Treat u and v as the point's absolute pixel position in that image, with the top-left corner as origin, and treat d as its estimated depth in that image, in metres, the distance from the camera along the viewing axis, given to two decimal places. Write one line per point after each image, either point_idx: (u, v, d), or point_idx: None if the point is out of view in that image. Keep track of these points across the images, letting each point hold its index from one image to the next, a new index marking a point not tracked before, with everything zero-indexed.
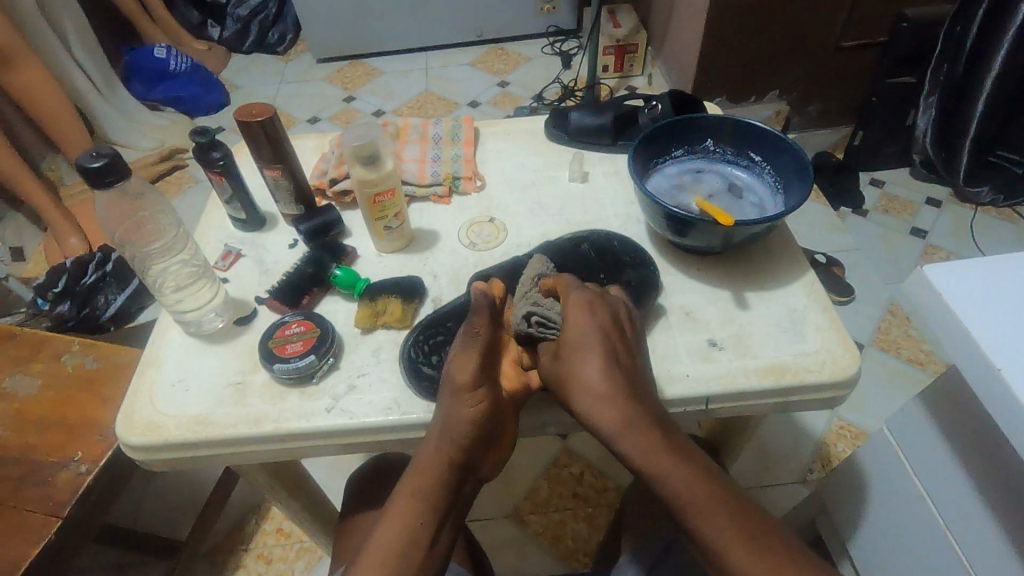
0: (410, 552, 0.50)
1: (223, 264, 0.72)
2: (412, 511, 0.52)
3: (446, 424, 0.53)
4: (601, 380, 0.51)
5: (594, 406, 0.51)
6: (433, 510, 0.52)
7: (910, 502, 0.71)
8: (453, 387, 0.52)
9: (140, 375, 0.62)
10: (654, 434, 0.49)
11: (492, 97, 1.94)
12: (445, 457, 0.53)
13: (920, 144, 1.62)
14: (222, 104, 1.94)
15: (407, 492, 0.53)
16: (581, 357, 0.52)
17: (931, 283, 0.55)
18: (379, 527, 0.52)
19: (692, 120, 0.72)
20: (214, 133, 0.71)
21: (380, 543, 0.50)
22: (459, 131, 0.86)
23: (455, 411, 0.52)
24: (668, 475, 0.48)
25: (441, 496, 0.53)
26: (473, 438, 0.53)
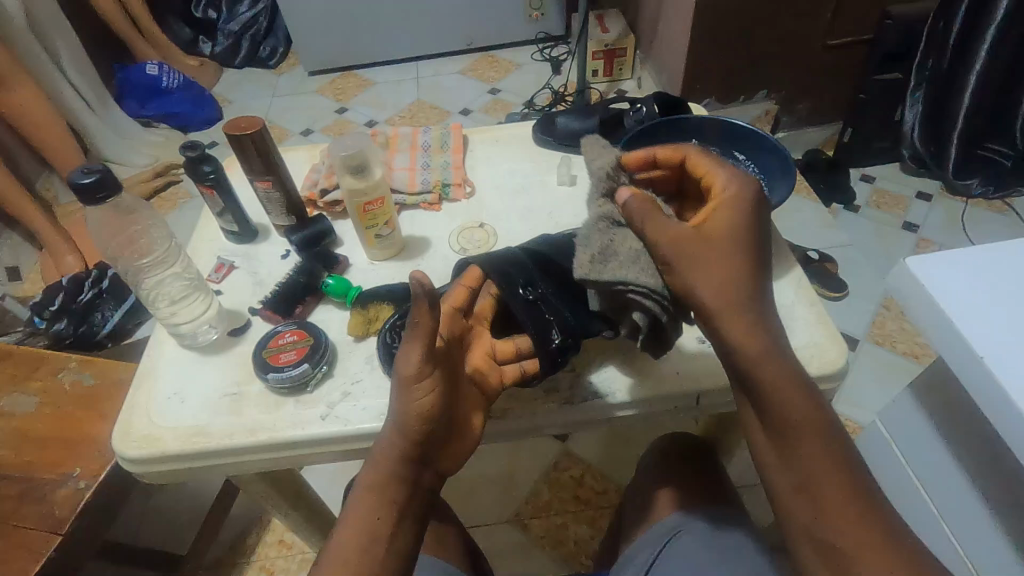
0: (372, 551, 0.49)
1: (216, 276, 0.72)
2: (370, 506, 0.50)
3: (398, 413, 0.50)
4: (734, 296, 0.45)
5: (728, 318, 0.45)
6: (391, 502, 0.50)
7: (906, 493, 0.71)
8: (399, 378, 0.48)
9: (137, 389, 0.63)
10: (782, 365, 0.45)
11: (483, 104, 1.96)
12: (400, 446, 0.51)
13: (908, 138, 1.64)
14: (215, 119, 1.95)
15: (363, 487, 0.51)
16: (712, 263, 0.46)
17: (913, 274, 0.56)
18: (338, 527, 0.51)
19: (675, 122, 0.72)
20: (204, 147, 0.71)
21: (342, 540, 0.50)
22: (448, 138, 0.86)
23: (407, 402, 0.49)
24: (779, 410, 0.44)
25: (400, 489, 0.51)
26: (428, 431, 0.50)
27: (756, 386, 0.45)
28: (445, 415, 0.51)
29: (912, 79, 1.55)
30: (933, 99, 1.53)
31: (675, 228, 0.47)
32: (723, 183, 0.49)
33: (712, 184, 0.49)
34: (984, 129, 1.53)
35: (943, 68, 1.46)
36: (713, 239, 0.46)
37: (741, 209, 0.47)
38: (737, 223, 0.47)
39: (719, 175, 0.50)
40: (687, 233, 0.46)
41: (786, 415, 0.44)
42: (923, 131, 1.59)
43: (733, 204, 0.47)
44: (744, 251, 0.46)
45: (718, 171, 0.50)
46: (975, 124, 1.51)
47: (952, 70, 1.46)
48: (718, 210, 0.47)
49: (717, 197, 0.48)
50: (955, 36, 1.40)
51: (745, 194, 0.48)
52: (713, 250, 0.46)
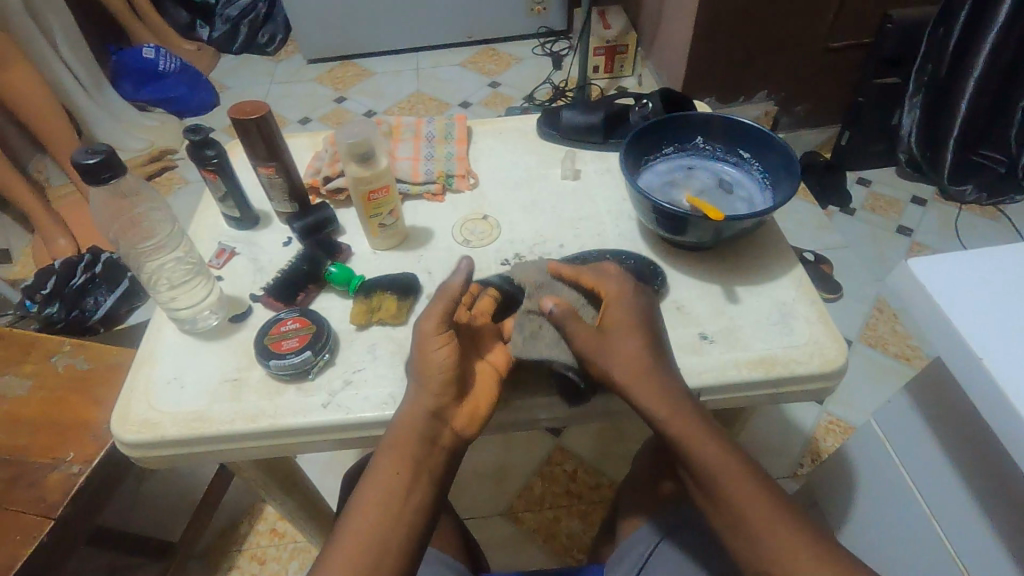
0: (389, 509, 0.51)
1: (217, 261, 0.72)
2: (389, 466, 0.52)
3: (421, 368, 0.53)
4: (642, 363, 0.53)
5: (631, 382, 0.53)
6: (409, 460, 0.52)
7: (896, 491, 0.72)
8: (422, 333, 0.53)
9: (136, 373, 0.62)
10: (698, 420, 0.52)
11: (483, 98, 1.95)
12: (421, 406, 0.53)
13: (906, 144, 1.65)
14: (211, 105, 1.94)
15: (388, 446, 0.53)
16: (615, 344, 0.54)
17: (915, 277, 0.57)
18: (363, 481, 0.53)
19: (682, 117, 0.73)
20: (208, 131, 0.70)
21: (365, 497, 0.52)
22: (451, 129, 0.86)
23: (429, 357, 0.53)
24: (702, 460, 0.51)
25: (420, 447, 0.52)
26: (445, 386, 0.53)
27: (677, 440, 0.52)
28: (461, 377, 0.54)
29: (911, 84, 1.56)
30: (930, 104, 1.54)
31: (578, 330, 0.55)
32: (611, 284, 0.58)
33: (602, 284, 0.58)
34: (980, 134, 1.55)
35: (942, 73, 1.47)
36: (610, 330, 0.55)
37: (630, 300, 0.57)
38: (628, 313, 0.56)
39: (607, 280, 0.58)
40: (584, 329, 0.55)
41: (730, 475, 0.50)
42: (920, 136, 1.60)
43: (619, 301, 0.56)
44: (639, 331, 0.55)
45: (608, 278, 0.58)
46: (972, 129, 1.53)
47: (951, 75, 1.46)
48: (610, 306, 0.56)
49: (608, 295, 0.57)
50: (956, 40, 1.41)
51: (628, 288, 0.58)
52: (608, 339, 0.54)
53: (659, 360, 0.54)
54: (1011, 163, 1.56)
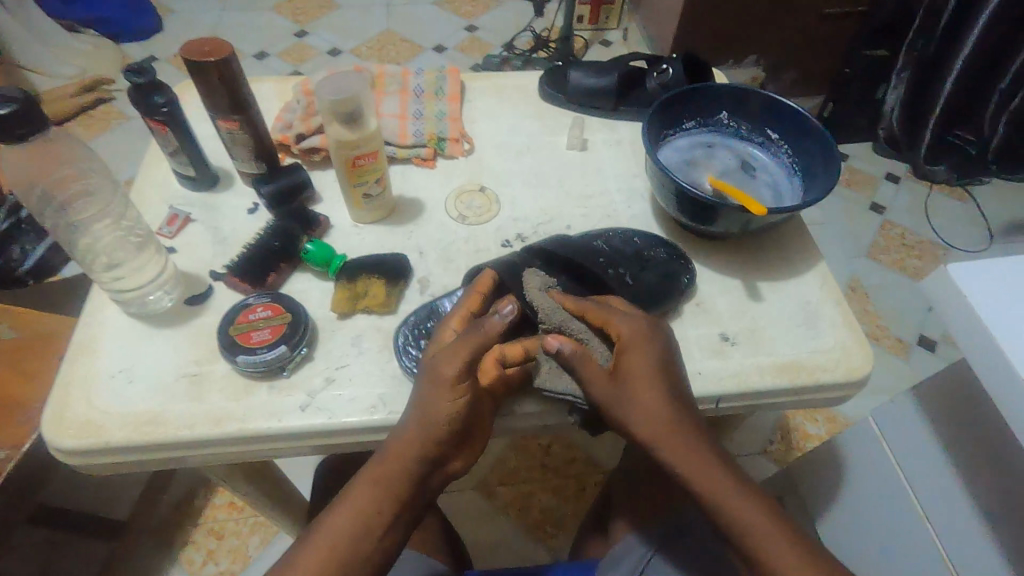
0: (351, 562, 0.44)
1: (169, 230, 0.61)
2: (363, 515, 0.46)
3: (425, 408, 0.47)
4: (663, 415, 0.48)
5: (653, 436, 0.48)
6: (394, 504, 0.47)
7: (882, 489, 0.69)
8: (438, 379, 0.47)
9: (72, 364, 0.53)
10: (714, 460, 0.48)
11: (459, 42, 1.79)
12: (414, 455, 0.47)
13: (888, 120, 1.55)
14: (155, 30, 1.72)
15: (362, 493, 0.46)
16: (636, 389, 0.48)
17: (958, 286, 0.52)
18: (323, 519, 0.46)
19: (708, 89, 0.65)
20: (156, 72, 0.58)
21: (322, 540, 0.45)
22: (443, 84, 0.76)
23: (436, 406, 0.47)
24: (716, 499, 0.47)
25: (402, 499, 0.47)
26: (448, 437, 0.47)
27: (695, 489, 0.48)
28: (468, 421, 0.48)
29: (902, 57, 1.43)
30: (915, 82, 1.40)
31: (591, 374, 0.49)
32: (625, 327, 0.50)
33: (612, 324, 0.50)
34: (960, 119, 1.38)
35: (930, 51, 1.33)
36: (627, 378, 0.49)
37: (649, 346, 0.49)
38: (649, 361, 0.49)
39: (616, 322, 0.50)
40: (597, 374, 0.49)
41: (742, 512, 0.46)
42: (902, 115, 1.46)
43: (642, 344, 0.49)
44: (660, 377, 0.49)
45: (619, 317, 0.50)
46: (950, 113, 1.37)
47: (938, 53, 1.31)
48: (628, 351, 0.49)
49: (621, 337, 0.50)
50: (948, 14, 1.24)
51: (644, 332, 0.50)
52: (628, 387, 0.48)
53: (677, 400, 0.49)
54: (979, 147, 1.40)
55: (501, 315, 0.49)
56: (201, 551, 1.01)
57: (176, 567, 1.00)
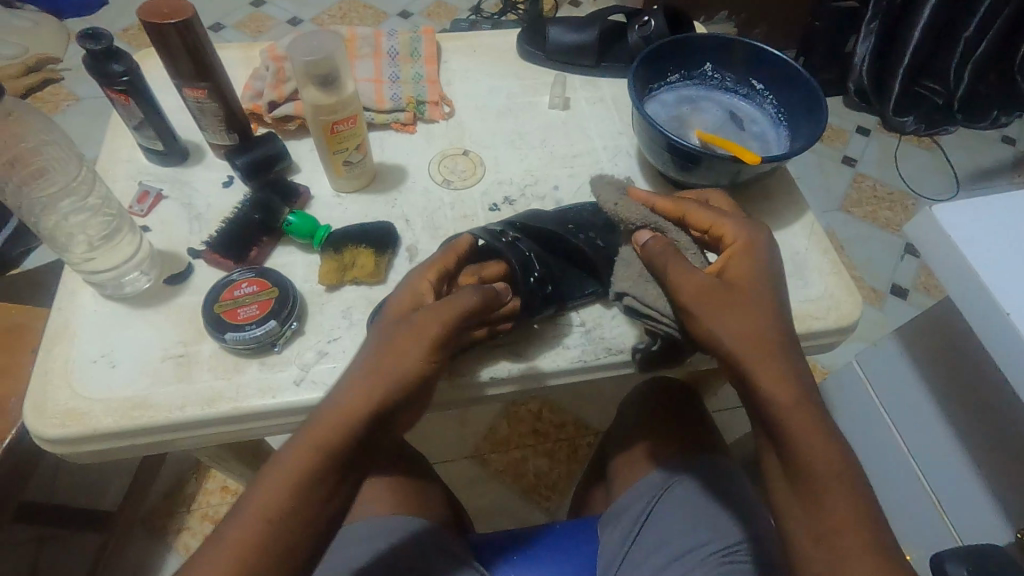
0: (299, 518, 0.40)
1: (140, 208, 0.58)
2: (315, 463, 0.41)
3: (394, 367, 0.43)
4: (767, 331, 0.41)
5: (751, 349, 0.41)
6: (342, 459, 0.42)
7: (870, 426, 0.71)
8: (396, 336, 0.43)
9: (49, 350, 0.50)
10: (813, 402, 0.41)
11: (425, 7, 1.69)
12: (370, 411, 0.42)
13: (857, 71, 1.46)
14: (100, 4, 1.61)
15: (309, 444, 0.41)
16: (735, 307, 0.42)
17: (940, 225, 0.52)
18: (267, 478, 0.41)
19: (692, 40, 0.64)
20: (111, 36, 0.54)
21: (274, 484, 0.40)
22: (418, 44, 0.73)
23: (409, 358, 0.43)
24: (770, 389, 0.40)
25: (354, 450, 0.42)
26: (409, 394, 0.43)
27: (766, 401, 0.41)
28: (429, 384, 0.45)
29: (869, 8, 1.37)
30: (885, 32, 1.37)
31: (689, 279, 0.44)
32: (733, 230, 0.47)
33: (721, 228, 0.47)
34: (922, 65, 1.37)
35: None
36: (736, 279, 0.44)
37: (763, 261, 0.45)
38: (761, 266, 0.44)
39: (728, 227, 0.47)
40: (710, 279, 0.43)
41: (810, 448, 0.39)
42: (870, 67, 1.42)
43: (750, 254, 0.45)
44: (769, 294, 0.43)
45: (728, 220, 0.48)
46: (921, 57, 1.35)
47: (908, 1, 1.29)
48: (735, 254, 0.45)
49: (731, 243, 0.46)
50: None
51: (757, 235, 0.46)
52: (733, 298, 0.43)
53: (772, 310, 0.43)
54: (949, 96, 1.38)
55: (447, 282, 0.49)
56: (197, 537, 0.98)
57: (171, 555, 0.97)
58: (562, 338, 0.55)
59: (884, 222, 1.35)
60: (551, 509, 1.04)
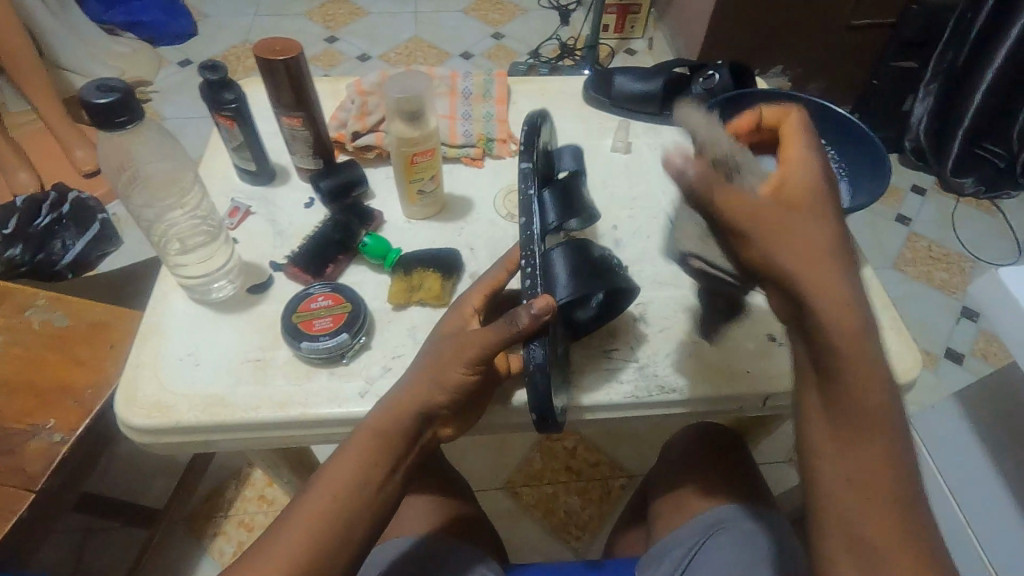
0: (359, 497, 0.44)
1: (231, 221, 0.64)
2: (370, 454, 0.45)
3: (436, 377, 0.46)
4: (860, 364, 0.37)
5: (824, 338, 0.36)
6: (393, 453, 0.46)
7: (924, 491, 0.69)
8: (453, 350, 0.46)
9: (141, 346, 0.55)
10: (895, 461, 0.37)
11: (485, 49, 1.78)
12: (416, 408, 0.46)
13: (913, 130, 1.46)
14: (191, 35, 1.76)
15: (367, 437, 0.45)
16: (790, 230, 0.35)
17: (1008, 290, 0.52)
18: (334, 455, 0.45)
19: (756, 95, 0.67)
20: (226, 69, 0.60)
21: (332, 472, 0.44)
22: (490, 86, 0.77)
23: (448, 373, 0.46)
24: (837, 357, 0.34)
25: (404, 442, 0.46)
26: (454, 401, 0.47)
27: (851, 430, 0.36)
28: (475, 393, 0.48)
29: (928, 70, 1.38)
30: (945, 93, 1.37)
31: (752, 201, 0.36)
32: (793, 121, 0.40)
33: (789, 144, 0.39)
34: (986, 126, 1.35)
35: (960, 62, 1.31)
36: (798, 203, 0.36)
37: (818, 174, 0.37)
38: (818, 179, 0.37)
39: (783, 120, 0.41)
40: (765, 203, 0.35)
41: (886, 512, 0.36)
42: (929, 125, 1.42)
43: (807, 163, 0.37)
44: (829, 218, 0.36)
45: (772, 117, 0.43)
46: (982, 119, 1.34)
47: (968, 64, 1.30)
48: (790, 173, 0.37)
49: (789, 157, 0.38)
50: (980, 25, 1.24)
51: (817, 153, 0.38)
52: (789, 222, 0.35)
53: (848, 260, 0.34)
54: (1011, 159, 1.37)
55: (530, 312, 0.42)
56: (231, 543, 1.01)
57: (206, 558, 1.00)
58: (614, 373, 0.56)
59: (940, 283, 1.32)
60: (580, 550, 1.02)
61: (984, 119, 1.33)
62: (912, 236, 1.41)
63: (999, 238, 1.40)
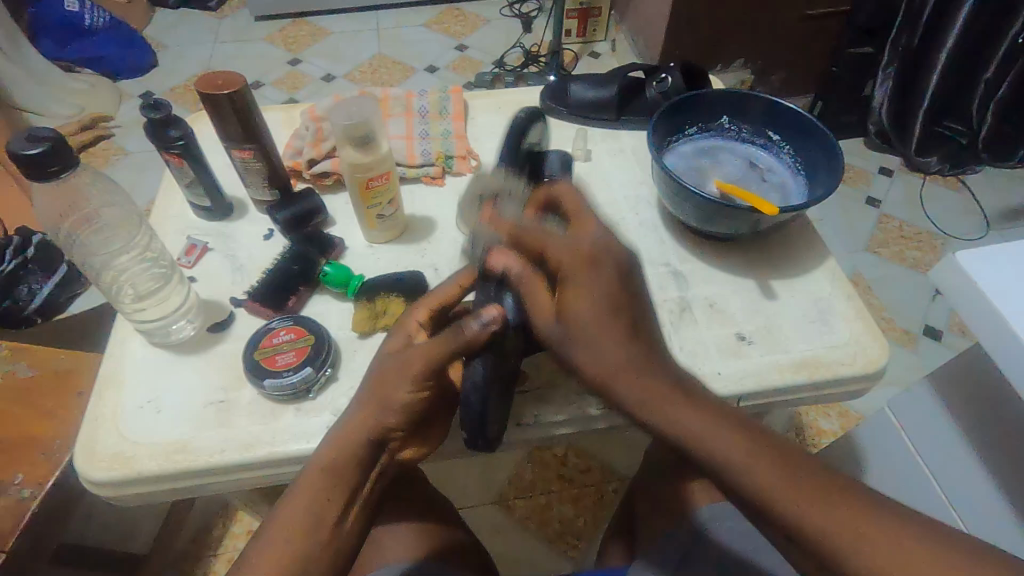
0: (312, 535, 0.43)
1: (188, 259, 0.62)
2: (316, 487, 0.44)
3: (384, 401, 0.46)
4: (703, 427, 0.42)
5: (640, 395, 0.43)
6: (347, 484, 0.45)
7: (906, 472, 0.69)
8: (403, 370, 0.45)
9: (100, 396, 0.53)
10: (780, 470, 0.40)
11: (450, 62, 1.78)
12: (368, 430, 0.46)
13: (876, 115, 1.49)
14: (151, 66, 1.74)
15: (316, 466, 0.45)
16: (590, 299, 0.44)
17: (967, 274, 0.52)
18: (286, 492, 0.45)
19: (708, 96, 0.67)
20: (169, 105, 0.59)
21: (284, 515, 0.43)
22: (447, 103, 0.77)
23: (393, 392, 0.45)
24: (668, 414, 0.43)
25: (357, 469, 0.46)
26: (405, 422, 0.46)
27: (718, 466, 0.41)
28: (426, 410, 0.48)
29: (885, 55, 1.40)
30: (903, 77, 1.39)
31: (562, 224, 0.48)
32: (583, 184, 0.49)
33: (574, 195, 0.49)
34: (948, 104, 1.37)
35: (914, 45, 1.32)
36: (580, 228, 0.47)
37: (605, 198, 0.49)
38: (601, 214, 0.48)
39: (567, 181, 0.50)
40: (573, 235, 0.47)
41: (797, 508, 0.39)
42: (891, 109, 1.44)
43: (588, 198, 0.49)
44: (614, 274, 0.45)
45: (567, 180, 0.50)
46: (942, 98, 1.35)
47: (923, 47, 1.31)
48: (594, 202, 0.48)
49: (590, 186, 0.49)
50: (928, 9, 1.25)
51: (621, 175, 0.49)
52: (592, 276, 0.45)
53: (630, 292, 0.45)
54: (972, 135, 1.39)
55: (479, 321, 0.45)
56: None
57: None
58: (586, 387, 0.56)
59: (913, 263, 1.34)
60: (578, 558, 1.01)
61: (944, 98, 1.35)
62: (883, 219, 1.43)
63: (965, 214, 1.43)
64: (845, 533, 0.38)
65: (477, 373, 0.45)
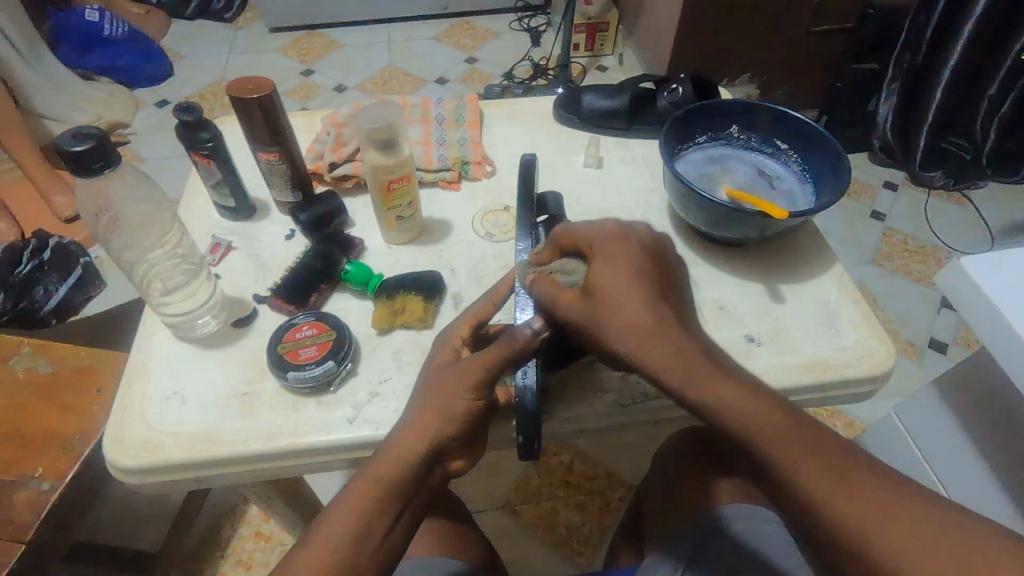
0: (361, 543, 0.43)
1: (213, 257, 0.64)
2: (371, 497, 0.44)
3: (444, 412, 0.46)
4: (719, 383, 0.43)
5: (635, 343, 0.45)
6: (397, 495, 0.45)
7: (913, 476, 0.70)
8: (458, 376, 0.47)
9: (128, 386, 0.55)
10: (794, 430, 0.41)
11: (460, 74, 1.81)
12: (424, 442, 0.46)
13: (880, 129, 1.51)
14: (167, 75, 1.78)
15: (370, 477, 0.45)
16: (608, 309, 0.45)
17: (973, 279, 0.53)
18: (335, 501, 0.45)
19: (718, 105, 0.69)
20: (199, 109, 0.61)
21: (330, 524, 0.43)
22: (463, 111, 0.79)
23: (452, 404, 0.46)
24: (721, 395, 0.42)
25: (410, 483, 0.46)
26: (461, 433, 0.47)
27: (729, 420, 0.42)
28: (480, 423, 0.49)
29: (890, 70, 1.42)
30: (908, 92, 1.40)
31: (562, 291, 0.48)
32: (596, 231, 0.50)
33: (584, 231, 0.51)
34: (955, 118, 1.37)
35: (919, 61, 1.33)
36: (598, 288, 0.46)
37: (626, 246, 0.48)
38: (616, 270, 0.47)
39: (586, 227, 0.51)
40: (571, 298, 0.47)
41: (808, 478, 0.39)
42: (896, 123, 1.46)
43: (607, 255, 0.48)
44: (639, 287, 0.46)
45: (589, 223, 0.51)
46: (948, 112, 1.36)
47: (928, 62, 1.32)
48: (598, 265, 0.47)
49: (593, 246, 0.49)
50: (933, 25, 1.26)
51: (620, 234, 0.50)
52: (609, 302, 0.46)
53: (666, 311, 0.46)
54: (977, 151, 1.39)
55: (532, 330, 0.47)
56: None
57: None
58: (599, 384, 0.57)
59: (918, 275, 1.35)
60: (584, 565, 1.02)
61: (951, 112, 1.36)
62: (888, 231, 1.44)
63: (969, 227, 1.44)
64: (920, 552, 0.36)
65: (530, 377, 0.48)
